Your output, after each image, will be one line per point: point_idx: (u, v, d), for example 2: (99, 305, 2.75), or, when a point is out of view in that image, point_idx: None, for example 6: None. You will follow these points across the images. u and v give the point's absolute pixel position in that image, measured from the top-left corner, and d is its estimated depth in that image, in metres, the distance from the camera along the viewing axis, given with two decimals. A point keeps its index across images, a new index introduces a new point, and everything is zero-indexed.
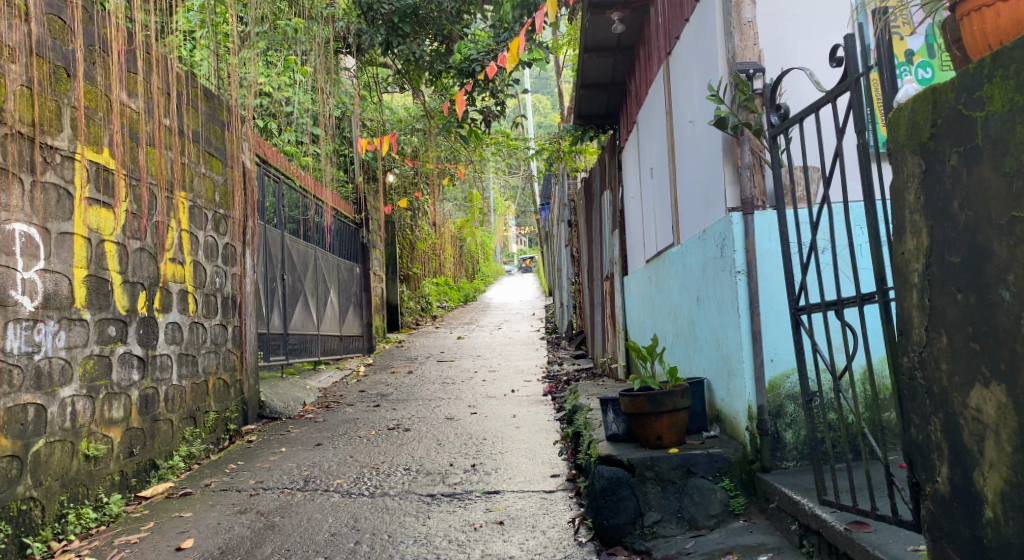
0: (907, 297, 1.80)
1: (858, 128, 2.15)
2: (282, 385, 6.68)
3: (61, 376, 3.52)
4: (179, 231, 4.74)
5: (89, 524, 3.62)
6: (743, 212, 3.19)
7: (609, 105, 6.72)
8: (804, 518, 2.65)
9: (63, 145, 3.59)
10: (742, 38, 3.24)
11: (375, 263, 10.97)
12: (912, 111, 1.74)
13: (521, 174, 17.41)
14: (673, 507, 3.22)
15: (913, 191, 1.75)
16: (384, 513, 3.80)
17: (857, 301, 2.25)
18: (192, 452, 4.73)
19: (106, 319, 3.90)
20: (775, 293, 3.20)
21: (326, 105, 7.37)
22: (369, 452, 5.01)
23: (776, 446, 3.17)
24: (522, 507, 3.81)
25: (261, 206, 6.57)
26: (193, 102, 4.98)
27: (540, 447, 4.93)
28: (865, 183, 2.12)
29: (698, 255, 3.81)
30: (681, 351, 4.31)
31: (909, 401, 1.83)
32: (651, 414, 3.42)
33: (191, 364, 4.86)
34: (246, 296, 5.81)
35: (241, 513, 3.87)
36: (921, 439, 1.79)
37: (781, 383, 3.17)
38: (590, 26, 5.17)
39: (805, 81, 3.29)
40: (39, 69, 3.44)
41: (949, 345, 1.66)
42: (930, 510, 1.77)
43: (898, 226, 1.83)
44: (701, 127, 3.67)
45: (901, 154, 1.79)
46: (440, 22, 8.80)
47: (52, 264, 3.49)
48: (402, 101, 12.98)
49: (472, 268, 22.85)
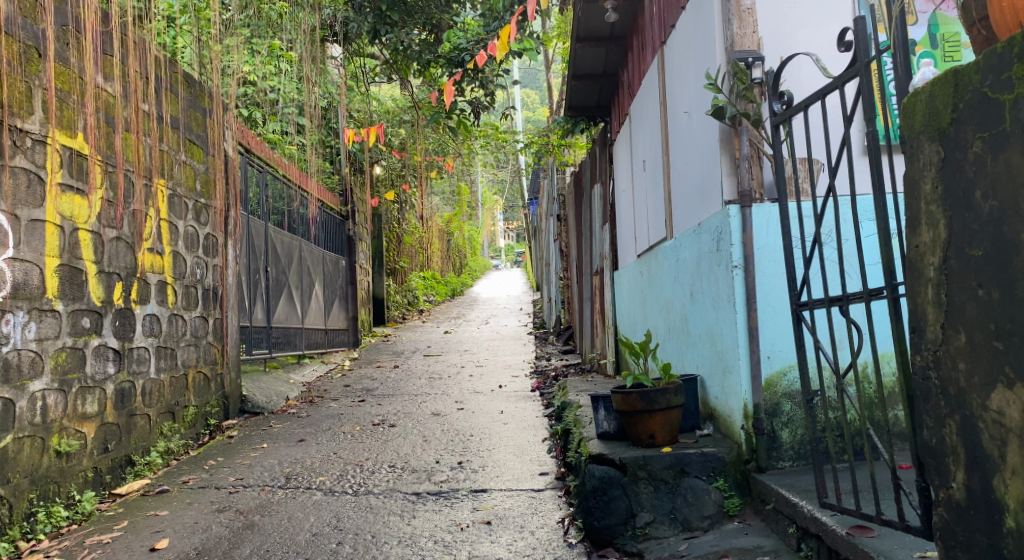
0: (921, 293, 1.71)
1: (867, 117, 2.05)
2: (264, 380, 6.55)
3: (30, 369, 3.38)
4: (157, 220, 4.59)
5: (60, 524, 3.48)
6: (741, 205, 3.10)
7: (600, 97, 6.62)
8: (803, 521, 2.56)
9: (34, 128, 3.45)
10: (741, 25, 3.14)
11: (362, 256, 10.84)
12: (931, 96, 1.64)
13: (509, 169, 17.22)
14: (665, 508, 3.13)
15: (930, 180, 1.66)
16: (367, 512, 3.68)
17: (864, 296, 2.16)
18: (170, 447, 4.60)
19: (79, 310, 3.76)
20: (774, 288, 3.11)
21: (313, 94, 7.23)
22: (353, 448, 4.89)
23: (772, 446, 3.08)
24: (511, 506, 3.71)
25: (244, 196, 6.43)
26: (174, 87, 4.82)
27: (528, 444, 4.83)
28: (876, 175, 2.02)
29: (693, 249, 3.71)
30: (673, 347, 4.24)
31: (921, 402, 1.74)
32: (644, 412, 3.32)
33: (170, 357, 4.72)
34: (228, 288, 5.66)
35: (219, 512, 3.74)
36: (934, 443, 1.70)
37: (777, 381, 3.09)
38: (583, 14, 5.06)
39: (806, 70, 3.20)
40: (9, 48, 3.29)
41: (968, 344, 1.57)
42: (943, 518, 1.67)
43: (911, 218, 1.74)
44: (697, 119, 3.57)
45: (917, 141, 1.71)
46: (429, 11, 8.62)
47: (21, 253, 3.35)
48: (390, 91, 12.80)
49: (458, 263, 22.64)
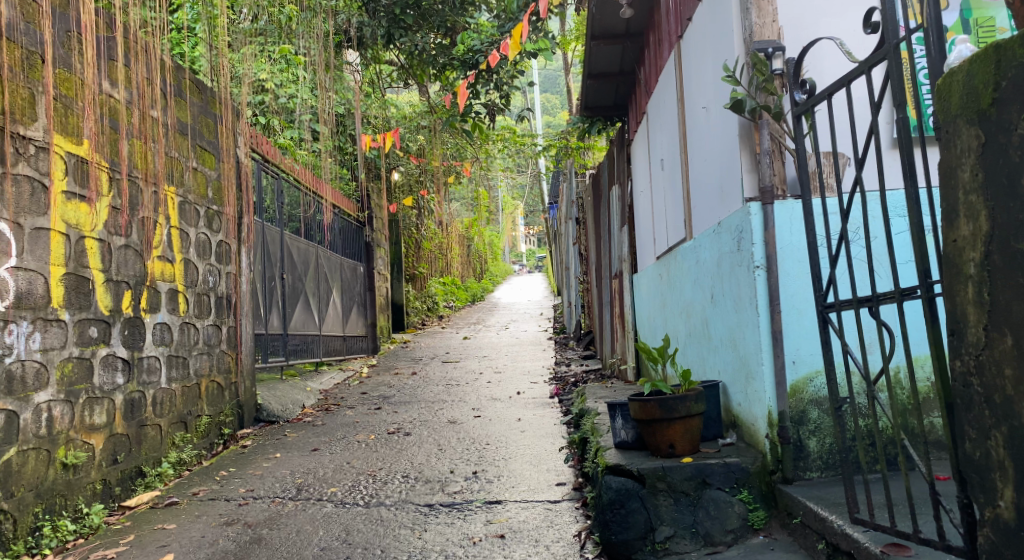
0: (960, 291, 1.56)
1: (897, 104, 1.90)
2: (281, 388, 6.47)
3: (35, 380, 3.31)
4: (167, 227, 4.53)
5: (66, 537, 3.41)
6: (762, 202, 2.95)
7: (617, 96, 6.49)
8: (834, 537, 2.41)
9: (37, 135, 3.39)
10: (760, 14, 3.00)
11: (380, 262, 10.75)
12: (969, 75, 1.50)
13: (529, 173, 17.06)
14: (686, 521, 2.98)
15: (969, 167, 1.52)
16: (378, 525, 3.57)
17: (896, 296, 2.00)
18: (183, 458, 4.52)
19: (86, 320, 3.69)
20: (799, 290, 2.96)
21: (327, 101, 7.16)
22: (367, 458, 4.79)
23: (798, 455, 2.93)
24: (526, 518, 3.58)
25: (258, 202, 6.37)
26: (182, 93, 4.77)
27: (546, 453, 4.69)
28: (908, 167, 1.86)
29: (712, 250, 3.57)
30: (694, 352, 4.09)
31: (962, 412, 1.59)
32: (662, 420, 3.17)
33: (182, 366, 4.65)
34: (241, 296, 5.59)
35: (227, 525, 3.66)
36: (977, 457, 1.55)
37: (804, 387, 2.93)
38: (597, 11, 4.94)
39: (829, 59, 3.05)
40: (11, 54, 3.24)
41: (1016, 348, 1.43)
42: (989, 539, 1.53)
43: (947, 211, 1.60)
44: (715, 114, 3.42)
45: (954, 125, 1.56)
46: (444, 14, 8.53)
47: (25, 261, 3.28)
48: (407, 97, 12.73)
49: (479, 268, 22.59)
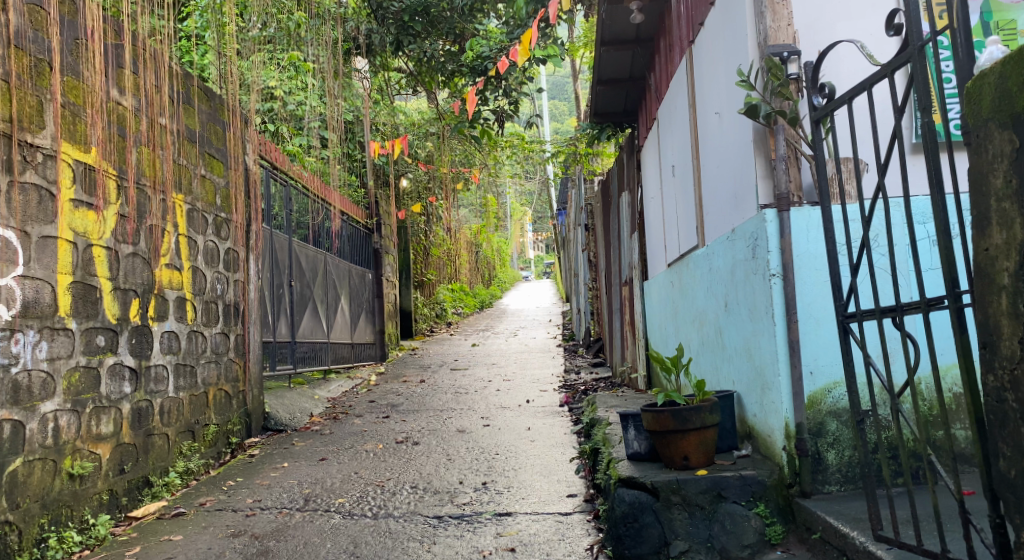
0: (993, 303, 1.51)
1: (922, 107, 1.83)
2: (288, 396, 6.44)
3: (41, 390, 3.27)
4: (175, 235, 4.50)
5: (72, 548, 3.37)
6: (778, 208, 2.90)
7: (627, 102, 6.44)
8: (856, 553, 2.34)
9: (45, 142, 3.36)
10: (775, 18, 2.93)
11: (389, 269, 10.71)
12: (1002, 76, 1.44)
13: (536, 179, 17.04)
14: (702, 536, 2.93)
15: (1003, 173, 1.47)
16: (386, 538, 3.52)
17: (921, 306, 1.94)
18: (189, 467, 4.48)
19: (94, 328, 3.66)
20: (816, 298, 2.89)
21: (337, 107, 7.14)
22: (375, 468, 4.74)
23: (816, 469, 2.86)
24: (536, 531, 3.52)
25: (267, 210, 6.35)
26: (191, 100, 4.75)
27: (556, 464, 4.63)
28: (934, 173, 1.80)
29: (726, 257, 3.51)
30: (707, 361, 4.02)
31: (995, 428, 1.53)
32: (676, 432, 3.10)
33: (190, 375, 4.61)
34: (249, 304, 5.56)
35: (233, 537, 3.61)
36: (1013, 475, 1.49)
37: (822, 399, 2.87)
38: (608, 16, 4.90)
39: (845, 63, 3.00)
40: (18, 62, 3.22)
41: None
42: None
43: (978, 218, 1.55)
44: (728, 119, 3.37)
45: (985, 129, 1.51)
46: (452, 21, 8.47)
47: (32, 270, 3.25)
48: (416, 104, 12.72)
49: (487, 274, 22.53)
